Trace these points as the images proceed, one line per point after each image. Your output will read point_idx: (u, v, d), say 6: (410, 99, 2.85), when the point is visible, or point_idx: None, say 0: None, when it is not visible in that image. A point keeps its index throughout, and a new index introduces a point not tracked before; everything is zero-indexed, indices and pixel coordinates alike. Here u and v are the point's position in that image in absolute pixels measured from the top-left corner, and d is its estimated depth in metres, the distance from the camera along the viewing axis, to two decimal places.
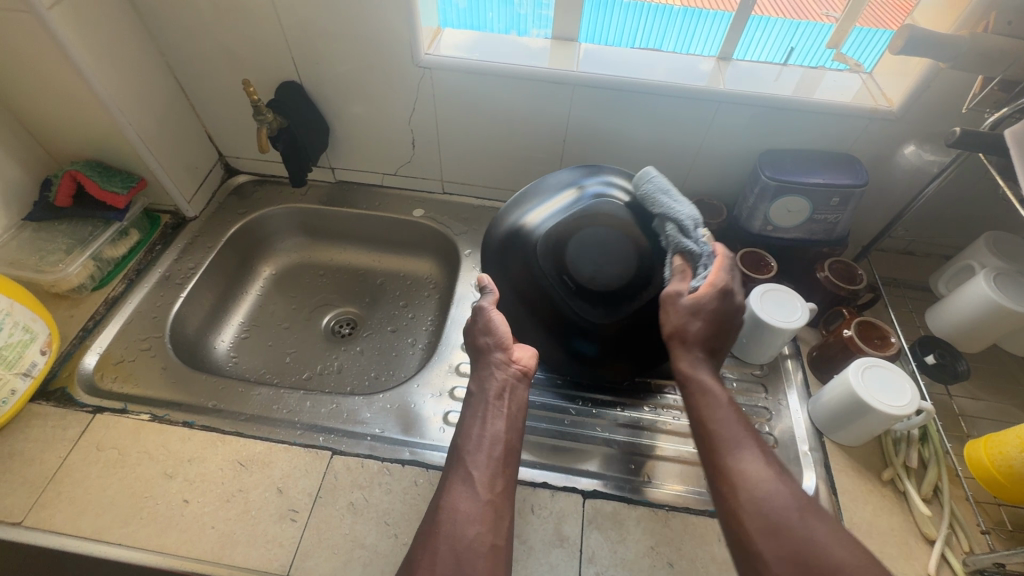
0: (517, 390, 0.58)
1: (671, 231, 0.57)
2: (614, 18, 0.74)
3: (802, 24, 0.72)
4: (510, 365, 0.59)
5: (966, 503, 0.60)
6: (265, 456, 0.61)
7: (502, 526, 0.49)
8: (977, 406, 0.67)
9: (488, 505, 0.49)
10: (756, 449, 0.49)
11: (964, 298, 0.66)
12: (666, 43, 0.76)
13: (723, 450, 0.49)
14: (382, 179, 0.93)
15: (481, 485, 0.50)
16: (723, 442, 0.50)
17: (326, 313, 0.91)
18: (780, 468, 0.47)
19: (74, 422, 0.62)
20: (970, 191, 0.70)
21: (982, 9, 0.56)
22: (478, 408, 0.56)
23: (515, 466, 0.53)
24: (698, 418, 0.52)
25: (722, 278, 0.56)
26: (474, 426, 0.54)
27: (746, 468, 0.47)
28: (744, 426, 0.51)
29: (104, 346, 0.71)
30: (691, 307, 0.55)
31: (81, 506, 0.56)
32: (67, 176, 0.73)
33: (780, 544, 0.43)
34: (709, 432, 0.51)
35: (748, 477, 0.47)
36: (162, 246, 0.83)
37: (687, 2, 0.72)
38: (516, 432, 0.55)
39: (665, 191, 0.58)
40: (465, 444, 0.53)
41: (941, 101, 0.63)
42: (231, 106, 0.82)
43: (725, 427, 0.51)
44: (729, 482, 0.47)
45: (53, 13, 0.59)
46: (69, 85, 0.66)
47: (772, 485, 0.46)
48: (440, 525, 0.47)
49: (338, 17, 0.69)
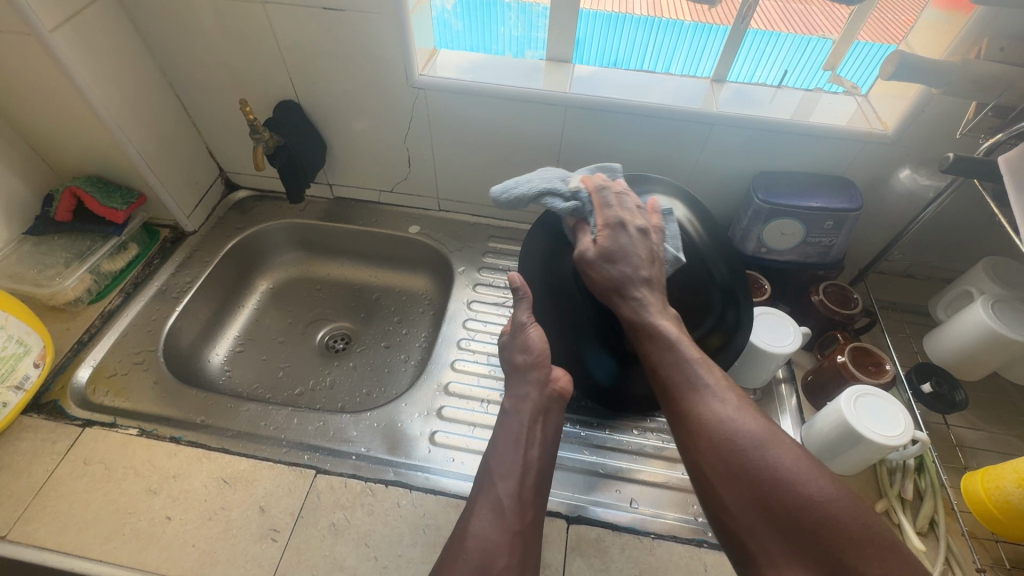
0: (552, 412, 0.57)
1: (557, 199, 0.58)
2: (625, 34, 0.73)
3: (813, 40, 0.69)
4: (549, 384, 0.57)
5: (962, 538, 0.58)
6: (249, 474, 0.61)
7: (528, 557, 0.49)
8: (976, 436, 0.65)
9: (514, 536, 0.48)
10: (713, 388, 0.49)
11: (962, 325, 0.64)
12: (676, 57, 0.74)
13: (681, 395, 0.49)
14: (379, 195, 0.93)
15: (509, 514, 0.49)
16: (679, 385, 0.50)
17: (321, 328, 0.91)
18: (739, 403, 0.47)
19: (63, 436, 0.63)
20: (968, 216, 0.69)
21: (975, 34, 0.56)
22: (513, 430, 0.55)
23: (545, 491, 0.53)
24: (653, 366, 0.52)
25: (608, 215, 0.57)
26: (508, 452, 0.53)
27: (705, 412, 0.47)
28: (693, 365, 0.50)
29: (98, 359, 0.72)
30: (604, 257, 0.55)
31: (66, 520, 0.57)
32: (67, 191, 0.75)
33: (742, 486, 0.43)
34: (664, 377, 0.51)
35: (707, 418, 0.47)
36: (160, 260, 0.84)
37: (698, 18, 0.70)
38: (549, 456, 0.54)
39: (512, 187, 0.59)
40: (495, 469, 0.53)
41: (935, 126, 0.63)
42: (231, 124, 0.84)
43: (677, 370, 0.50)
44: (690, 429, 0.47)
45: (55, 35, 0.61)
46: (70, 104, 0.68)
47: (731, 423, 0.46)
48: (466, 551, 0.47)
49: (334, 39, 0.70)
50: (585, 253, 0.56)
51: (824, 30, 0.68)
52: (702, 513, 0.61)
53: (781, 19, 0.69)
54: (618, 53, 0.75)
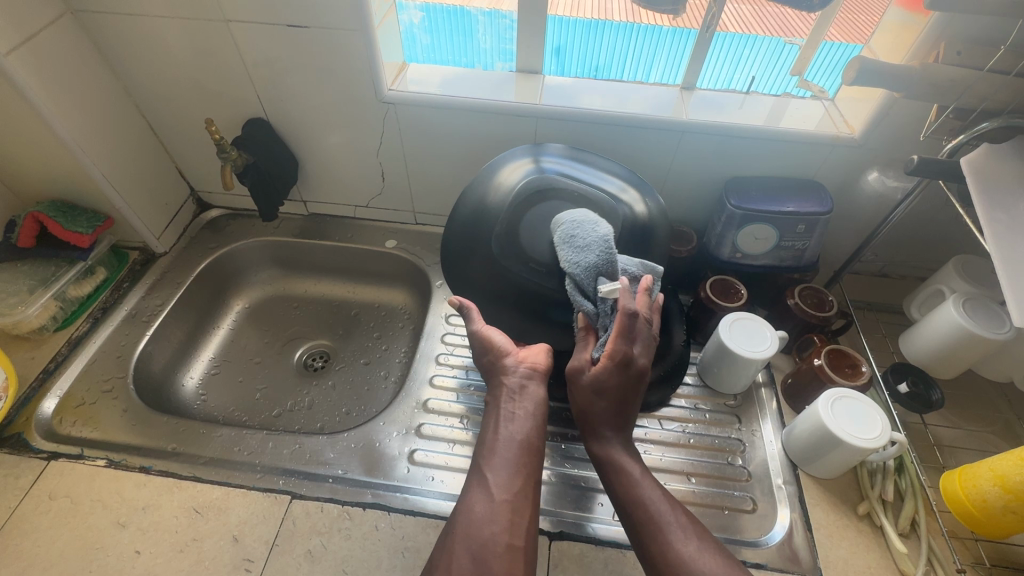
0: (530, 388, 0.57)
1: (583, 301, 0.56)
2: (605, 44, 0.73)
3: (787, 46, 0.70)
4: (519, 365, 0.59)
5: (943, 538, 0.58)
6: (222, 502, 0.59)
7: (521, 526, 0.48)
8: (954, 435, 0.66)
9: (502, 504, 0.49)
10: (679, 526, 0.49)
11: (935, 324, 0.65)
12: (658, 61, 0.74)
13: (652, 535, 0.49)
14: (355, 211, 0.93)
15: (496, 487, 0.50)
16: (645, 522, 0.50)
17: (298, 347, 0.90)
18: (704, 542, 0.48)
19: (27, 470, 0.61)
20: (938, 215, 0.70)
21: (933, 38, 0.57)
22: (493, 413, 0.56)
23: (535, 463, 0.53)
24: (619, 500, 0.52)
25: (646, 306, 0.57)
26: (488, 431, 0.54)
27: (673, 552, 0.47)
28: (651, 500, 0.51)
29: (64, 388, 0.70)
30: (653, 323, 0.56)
31: (29, 559, 0.55)
32: (30, 217, 0.73)
33: None
34: (630, 515, 0.51)
35: (674, 558, 0.47)
36: (130, 283, 0.82)
37: (676, 22, 0.69)
38: (534, 429, 0.55)
39: (572, 238, 0.56)
40: (481, 448, 0.53)
41: (900, 129, 0.63)
42: (200, 143, 0.83)
43: (642, 506, 0.51)
44: (660, 571, 0.47)
45: (10, 59, 0.59)
46: (29, 128, 0.66)
47: (696, 565, 0.46)
48: (455, 529, 0.47)
49: (300, 56, 0.69)
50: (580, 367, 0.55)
51: (796, 32, 0.68)
52: None
53: (757, 23, 0.69)
54: (600, 61, 0.75)
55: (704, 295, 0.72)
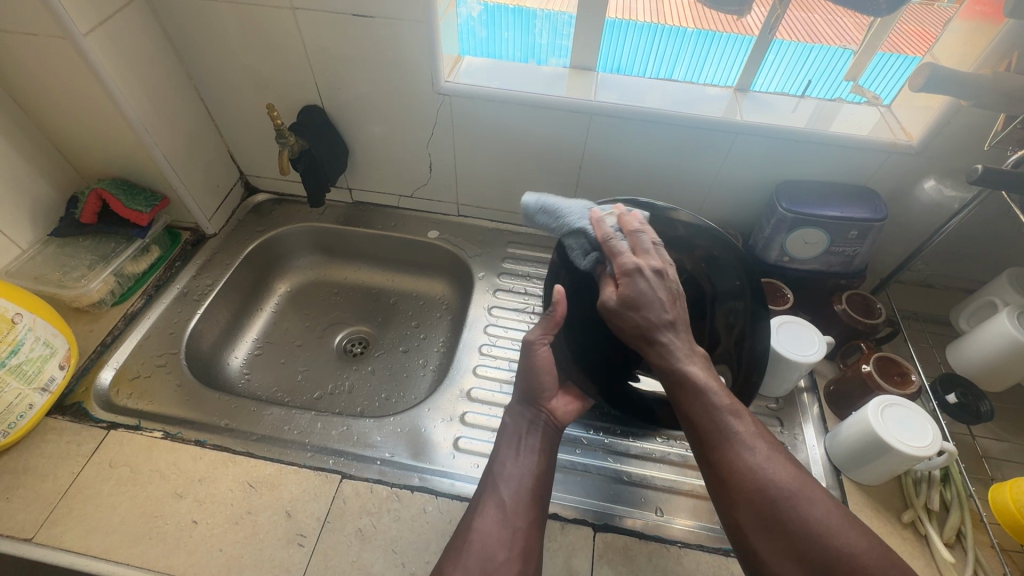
0: (549, 433, 0.60)
1: (574, 240, 0.56)
2: (626, 51, 0.74)
3: (816, 47, 0.70)
4: (546, 410, 0.61)
5: (991, 550, 0.58)
6: (275, 478, 0.61)
7: (531, 554, 0.50)
8: (1002, 448, 0.65)
9: (518, 531, 0.51)
10: (751, 437, 0.46)
11: (986, 336, 0.65)
12: (677, 71, 0.75)
13: (712, 443, 0.46)
14: (399, 200, 0.94)
15: (511, 512, 0.52)
16: (715, 435, 0.46)
17: (338, 332, 0.91)
18: (775, 451, 0.46)
19: (88, 438, 0.63)
20: (993, 226, 0.69)
21: (1004, 48, 0.57)
22: (511, 443, 0.58)
23: (547, 499, 0.55)
24: (682, 411, 0.48)
25: (624, 262, 0.51)
26: (507, 459, 0.57)
27: (735, 462, 0.45)
28: (726, 411, 0.47)
29: (121, 361, 0.72)
30: (626, 304, 0.49)
31: (92, 523, 0.56)
32: (93, 194, 0.75)
33: (779, 538, 0.42)
34: (693, 426, 0.48)
35: (745, 468, 0.44)
36: (181, 263, 0.84)
37: (699, 26, 0.70)
38: (548, 470, 0.57)
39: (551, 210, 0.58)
40: (497, 475, 0.55)
41: (961, 137, 0.63)
42: (254, 129, 0.84)
43: (710, 418, 0.47)
44: (726, 478, 0.45)
45: (89, 39, 0.61)
46: (99, 106, 0.68)
47: (764, 474, 0.44)
48: (470, 543, 0.50)
49: (362, 47, 0.71)
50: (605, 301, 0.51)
51: (825, 39, 0.69)
52: None
53: (790, 27, 0.68)
54: (621, 65, 0.76)
55: None
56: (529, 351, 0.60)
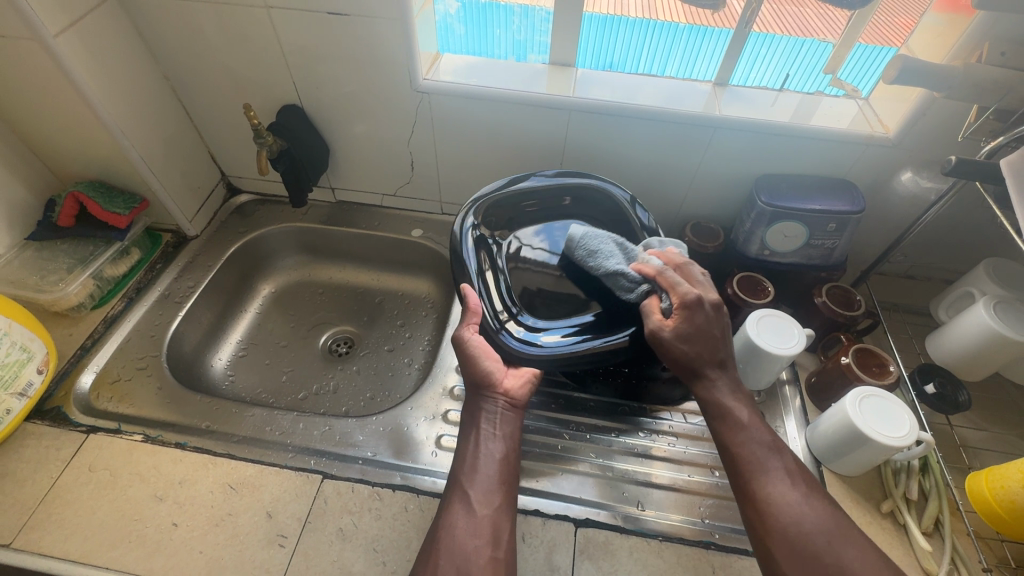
0: (509, 416, 0.59)
1: (618, 277, 0.60)
2: (620, 42, 0.74)
3: (807, 42, 0.69)
4: (502, 394, 0.60)
5: (968, 538, 0.58)
6: (256, 479, 0.61)
7: (500, 539, 0.50)
8: (980, 437, 0.66)
9: (484, 520, 0.51)
10: (784, 472, 0.49)
11: (964, 326, 0.65)
12: (671, 62, 0.75)
13: (751, 474, 0.50)
14: (382, 199, 0.94)
15: (476, 504, 0.52)
16: (751, 466, 0.50)
17: (323, 332, 0.91)
18: (808, 490, 0.48)
19: (67, 443, 0.63)
20: (971, 217, 0.70)
21: (976, 38, 0.57)
22: (472, 431, 0.58)
23: (515, 483, 0.55)
24: (722, 441, 0.52)
25: (684, 292, 0.54)
26: (467, 450, 0.56)
27: (771, 493, 0.48)
28: (767, 447, 0.51)
29: (101, 364, 0.71)
30: (681, 337, 0.53)
31: (70, 528, 0.56)
32: (70, 197, 0.75)
33: (807, 566, 0.44)
34: (733, 456, 0.51)
35: (774, 501, 0.47)
36: (162, 265, 0.84)
37: (693, 21, 0.70)
38: (514, 453, 0.57)
39: (596, 251, 0.63)
40: (461, 469, 0.55)
41: (936, 129, 0.63)
42: (234, 129, 0.84)
43: (751, 451, 0.51)
44: (758, 508, 0.48)
45: (60, 41, 0.61)
46: (73, 108, 0.67)
47: (800, 511, 0.47)
48: (439, 542, 0.49)
49: (339, 45, 0.70)
50: (658, 331, 0.54)
51: (817, 32, 0.68)
52: (709, 515, 0.61)
53: (775, 21, 0.68)
54: (614, 59, 0.76)
55: (731, 291, 0.72)
56: (460, 345, 0.61)
